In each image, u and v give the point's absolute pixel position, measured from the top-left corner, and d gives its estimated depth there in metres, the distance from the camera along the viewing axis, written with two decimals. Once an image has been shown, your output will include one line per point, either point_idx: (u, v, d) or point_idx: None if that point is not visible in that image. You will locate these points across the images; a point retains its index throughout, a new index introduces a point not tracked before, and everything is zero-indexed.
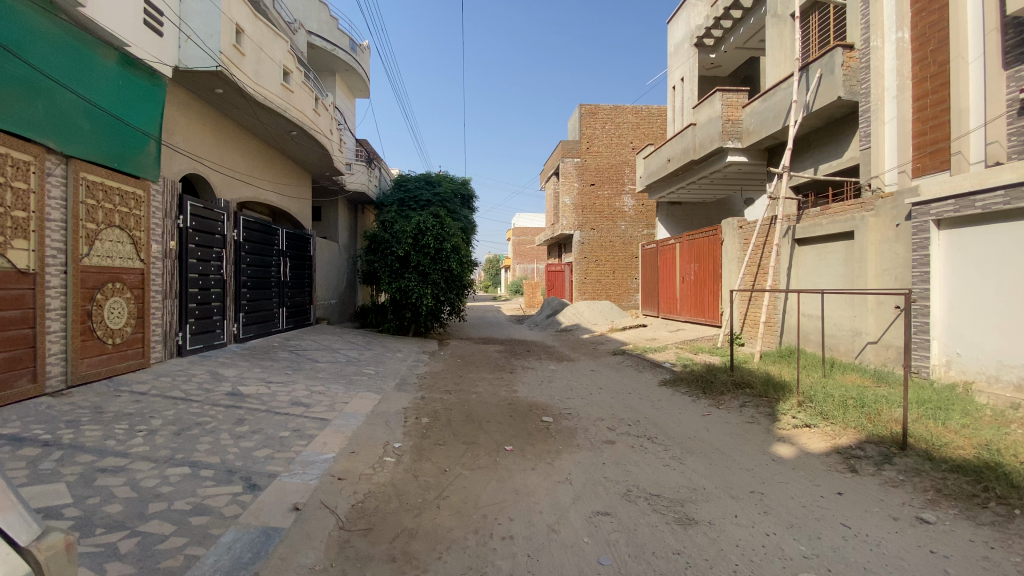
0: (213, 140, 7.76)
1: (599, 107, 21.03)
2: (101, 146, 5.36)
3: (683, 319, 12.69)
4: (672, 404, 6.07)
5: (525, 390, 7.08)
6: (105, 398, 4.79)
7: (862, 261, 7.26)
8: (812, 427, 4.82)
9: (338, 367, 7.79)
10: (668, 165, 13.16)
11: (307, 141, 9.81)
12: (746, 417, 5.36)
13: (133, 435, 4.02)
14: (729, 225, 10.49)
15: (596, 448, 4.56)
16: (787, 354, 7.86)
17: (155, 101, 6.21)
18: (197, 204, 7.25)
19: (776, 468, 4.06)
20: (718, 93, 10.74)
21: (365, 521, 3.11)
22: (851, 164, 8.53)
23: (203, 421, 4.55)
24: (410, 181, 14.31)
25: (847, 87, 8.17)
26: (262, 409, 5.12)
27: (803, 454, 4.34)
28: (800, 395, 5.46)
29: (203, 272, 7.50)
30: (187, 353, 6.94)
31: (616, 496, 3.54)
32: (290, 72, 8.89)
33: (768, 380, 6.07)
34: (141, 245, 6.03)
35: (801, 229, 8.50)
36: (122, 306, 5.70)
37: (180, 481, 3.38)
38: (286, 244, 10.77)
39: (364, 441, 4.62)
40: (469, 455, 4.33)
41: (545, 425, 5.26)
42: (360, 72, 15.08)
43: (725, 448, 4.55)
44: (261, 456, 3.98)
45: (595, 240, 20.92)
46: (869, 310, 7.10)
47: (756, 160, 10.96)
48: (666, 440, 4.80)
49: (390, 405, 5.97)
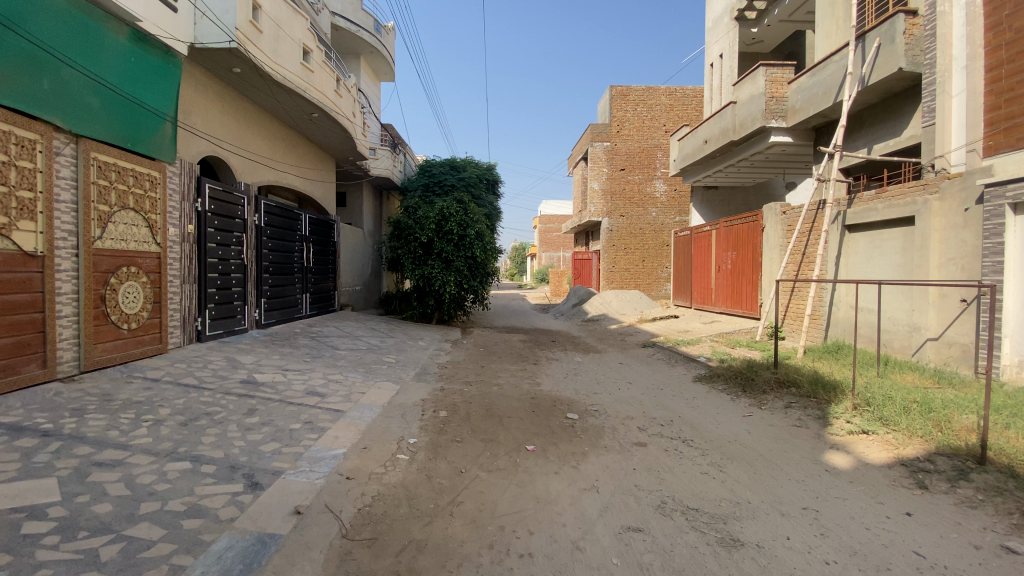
0: (232, 122, 7.60)
1: (631, 88, 20.24)
2: (114, 127, 5.22)
3: (718, 310, 12.08)
4: (709, 403, 5.63)
5: (550, 383, 6.72)
6: (116, 384, 4.67)
7: (924, 249, 6.58)
8: (871, 434, 4.30)
9: (358, 355, 7.58)
10: (705, 147, 12.43)
11: (329, 124, 9.57)
12: (792, 420, 4.88)
13: (137, 425, 3.86)
14: (771, 210, 9.82)
15: (626, 452, 4.17)
16: (835, 351, 7.27)
17: (171, 80, 6.04)
18: (216, 187, 7.11)
19: (831, 482, 3.62)
20: (761, 68, 9.99)
21: (371, 530, 2.83)
22: (912, 142, 7.76)
23: (213, 411, 4.36)
24: (435, 167, 14.01)
25: (910, 57, 7.37)
26: (275, 399, 4.92)
27: (862, 465, 3.85)
28: (856, 397, 4.92)
29: (223, 257, 7.37)
30: (207, 339, 6.84)
31: (650, 511, 3.16)
32: (309, 52, 8.64)
33: (818, 380, 5.52)
34: (157, 228, 5.90)
35: (852, 215, 7.82)
36: (138, 291, 5.59)
37: (178, 478, 3.18)
38: (308, 229, 10.62)
39: (377, 435, 4.36)
40: (488, 454, 4.02)
41: (569, 423, 4.91)
42: (384, 54, 14.78)
43: (771, 455, 4.12)
44: (268, 451, 3.74)
45: (624, 228, 20.30)
46: (930, 303, 6.43)
47: (801, 141, 10.21)
48: (704, 444, 4.38)
49: (408, 397, 5.71)
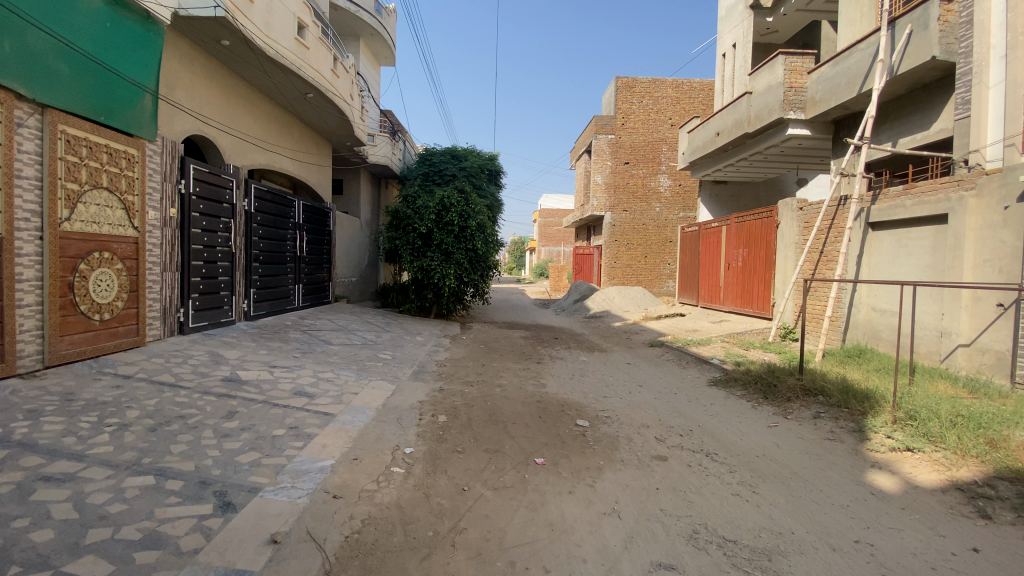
0: (219, 100, 7.11)
1: (637, 80, 19.73)
2: (84, 97, 4.75)
3: (727, 309, 11.70)
4: (728, 410, 5.23)
5: (556, 385, 6.29)
6: (82, 382, 4.23)
7: (957, 250, 6.16)
8: (916, 452, 3.90)
9: (352, 351, 7.13)
10: (716, 139, 11.97)
11: (325, 105, 9.07)
12: (823, 433, 4.48)
13: (99, 431, 3.44)
14: (787, 206, 9.38)
15: (646, 467, 3.75)
16: (856, 355, 6.90)
17: (152, 49, 5.55)
18: (201, 168, 6.62)
19: (880, 508, 3.23)
20: (781, 56, 9.51)
21: (359, 565, 2.41)
22: (942, 136, 7.35)
23: (187, 414, 3.93)
24: (435, 155, 13.46)
25: (944, 45, 6.85)
26: (258, 401, 4.48)
27: (912, 489, 3.46)
28: (896, 409, 4.50)
29: (209, 244, 6.90)
30: (190, 331, 6.38)
31: (681, 543, 2.75)
32: (305, 27, 8.11)
33: (848, 388, 5.10)
34: (134, 210, 5.42)
35: (877, 212, 7.41)
36: (112, 278, 5.12)
37: (137, 497, 2.76)
38: (302, 217, 10.13)
39: (370, 444, 3.93)
40: (492, 469, 3.60)
41: (580, 432, 4.49)
42: (384, 37, 14.24)
43: (807, 473, 3.73)
44: (245, 463, 3.31)
45: (626, 223, 19.89)
46: (963, 307, 6.03)
47: (820, 134, 9.76)
48: (730, 459, 3.99)
49: (404, 399, 5.28)
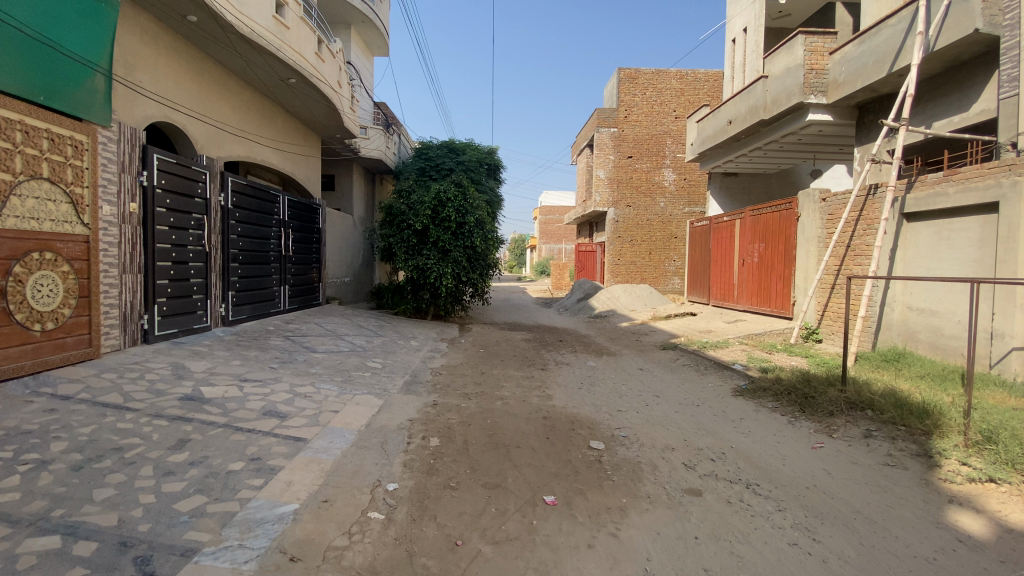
0: (189, 83, 6.46)
1: (640, 71, 19.01)
2: (18, 72, 4.10)
3: (741, 307, 11.03)
4: (764, 427, 4.57)
5: (563, 397, 5.61)
6: (9, 407, 3.58)
7: (1010, 242, 5.49)
8: (1002, 484, 3.24)
9: (338, 359, 6.48)
10: (729, 128, 11.30)
11: (309, 92, 8.42)
12: (881, 457, 3.83)
13: (8, 472, 2.79)
14: (810, 197, 8.70)
15: (679, 507, 3.10)
16: (892, 359, 6.29)
17: (103, 22, 4.89)
18: (167, 158, 5.96)
19: (974, 561, 2.59)
20: (800, 36, 8.82)
21: None
22: (982, 118, 6.71)
23: (127, 445, 3.28)
24: (432, 148, 12.78)
25: (988, 17, 6.16)
26: (218, 424, 3.83)
27: (1007, 533, 2.81)
28: (968, 430, 3.83)
29: (178, 243, 6.24)
30: (155, 340, 5.74)
31: None
32: (285, 5, 7.45)
33: (903, 403, 4.44)
34: (83, 204, 4.77)
35: (913, 201, 6.74)
36: (56, 282, 4.48)
37: (29, 570, 2.12)
38: (287, 213, 9.45)
39: (346, 478, 3.29)
40: (490, 513, 2.94)
41: (595, 458, 3.83)
42: (376, 24, 13.53)
43: (872, 512, 3.08)
44: (184, 513, 2.66)
45: (630, 218, 19.21)
46: (1017, 306, 5.38)
47: (842, 119, 9.09)
48: (776, 492, 3.34)
49: (392, 417, 4.63)
